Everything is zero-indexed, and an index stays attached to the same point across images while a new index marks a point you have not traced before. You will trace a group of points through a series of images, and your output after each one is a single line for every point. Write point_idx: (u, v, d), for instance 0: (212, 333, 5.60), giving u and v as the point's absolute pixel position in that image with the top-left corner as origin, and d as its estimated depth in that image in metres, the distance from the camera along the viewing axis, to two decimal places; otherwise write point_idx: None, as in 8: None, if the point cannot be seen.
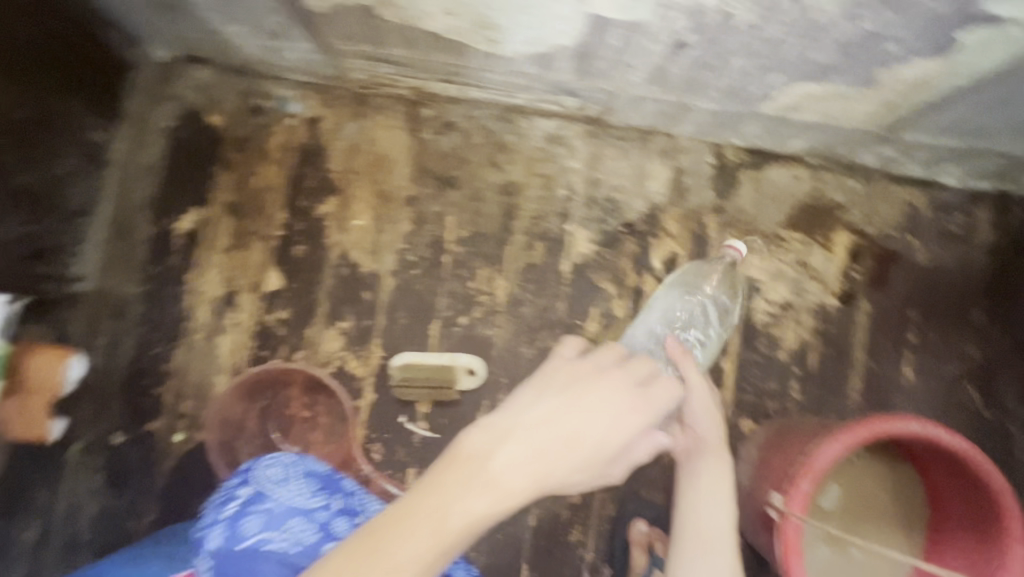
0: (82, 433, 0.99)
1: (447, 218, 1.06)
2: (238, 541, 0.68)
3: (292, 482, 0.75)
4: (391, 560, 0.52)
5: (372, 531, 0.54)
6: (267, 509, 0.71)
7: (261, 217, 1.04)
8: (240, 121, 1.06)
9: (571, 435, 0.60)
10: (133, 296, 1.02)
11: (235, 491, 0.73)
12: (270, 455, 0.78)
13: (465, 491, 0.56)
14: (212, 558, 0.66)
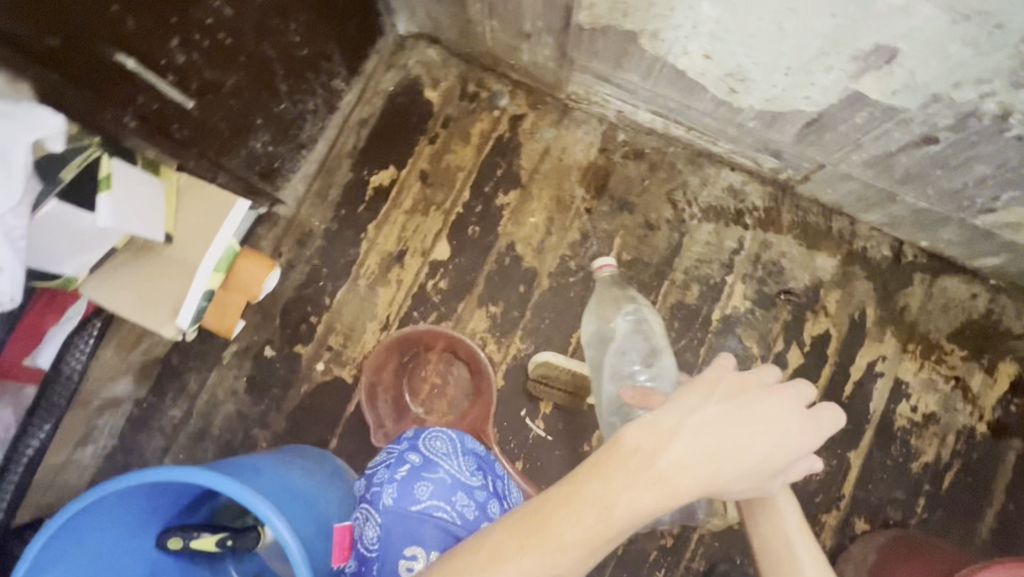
0: (241, 338, 1.08)
1: (615, 239, 1.10)
2: (411, 501, 0.78)
3: (456, 459, 0.82)
4: (555, 541, 0.51)
5: (530, 509, 0.54)
6: (436, 478, 0.79)
7: (447, 191, 1.12)
8: (452, 101, 1.15)
9: (742, 445, 0.55)
10: (317, 230, 1.11)
11: (406, 455, 0.81)
12: (436, 428, 0.84)
13: (630, 484, 0.52)
14: (388, 514, 0.77)
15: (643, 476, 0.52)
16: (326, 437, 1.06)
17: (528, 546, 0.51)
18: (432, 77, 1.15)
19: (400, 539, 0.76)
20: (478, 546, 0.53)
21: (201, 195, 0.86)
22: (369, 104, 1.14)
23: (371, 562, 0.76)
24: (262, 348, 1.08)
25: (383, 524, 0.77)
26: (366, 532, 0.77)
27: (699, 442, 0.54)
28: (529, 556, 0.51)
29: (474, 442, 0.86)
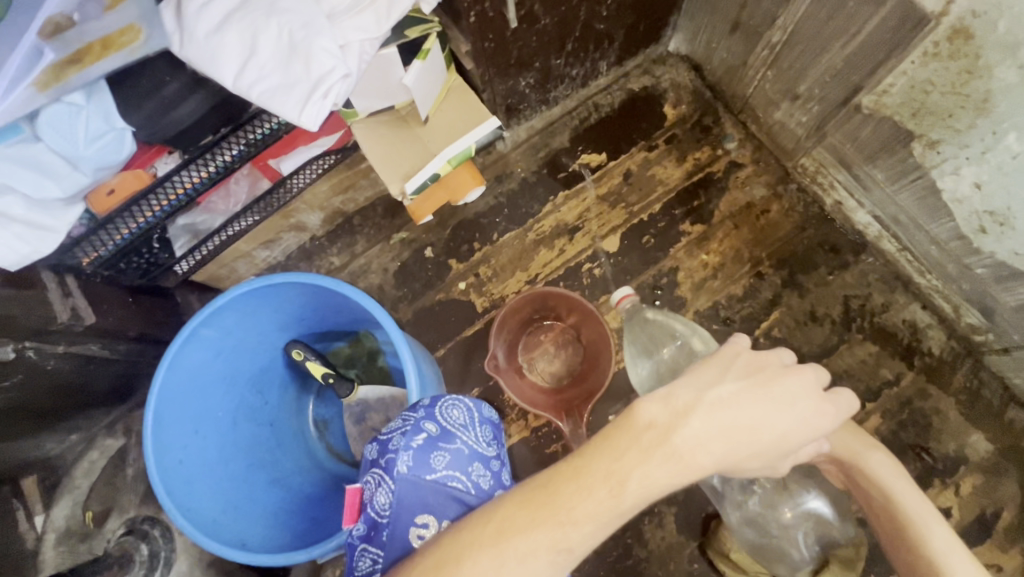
0: (412, 229, 1.20)
1: (774, 312, 1.10)
2: (426, 471, 0.68)
3: (474, 429, 0.73)
4: (565, 517, 0.51)
5: (536, 483, 0.53)
6: (454, 449, 0.70)
7: (641, 196, 1.18)
8: (684, 123, 1.21)
9: (755, 425, 0.53)
10: (516, 175, 1.21)
11: (421, 421, 0.70)
12: (455, 394, 0.74)
13: (642, 457, 0.51)
14: (402, 482, 0.67)
15: (656, 450, 0.51)
16: (436, 344, 1.15)
17: (538, 524, 0.51)
18: (677, 96, 1.22)
19: (413, 506, 0.66)
20: (481, 518, 0.53)
21: (464, 100, 0.98)
22: (612, 94, 1.23)
23: (380, 528, 0.67)
24: (424, 247, 1.19)
25: (399, 492, 0.67)
26: (378, 498, 0.68)
27: (709, 421, 0.52)
28: (534, 527, 0.51)
29: (490, 412, 0.78)
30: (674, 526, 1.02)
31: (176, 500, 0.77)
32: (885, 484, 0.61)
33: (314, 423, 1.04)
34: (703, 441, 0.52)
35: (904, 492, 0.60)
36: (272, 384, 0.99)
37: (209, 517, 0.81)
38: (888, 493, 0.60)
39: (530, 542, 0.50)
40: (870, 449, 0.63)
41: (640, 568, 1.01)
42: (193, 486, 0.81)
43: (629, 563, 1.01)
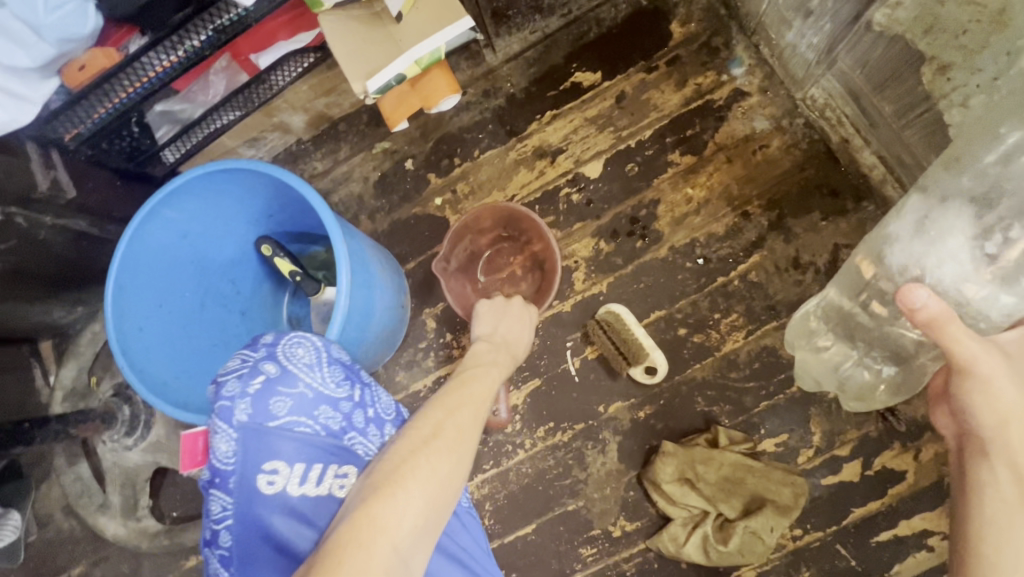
0: (394, 141, 1.19)
1: (754, 254, 1.04)
2: (269, 417, 0.69)
3: (320, 369, 0.72)
4: (487, 385, 0.77)
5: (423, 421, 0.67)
6: (296, 393, 0.70)
7: (632, 121, 1.11)
8: (690, 43, 1.11)
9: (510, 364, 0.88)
10: (503, 90, 1.16)
11: (259, 365, 0.71)
12: (300, 334, 0.74)
13: (501, 353, 0.88)
14: (244, 431, 0.68)
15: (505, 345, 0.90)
16: (407, 258, 1.16)
17: (478, 390, 0.75)
18: (687, 12, 1.11)
19: (258, 454, 0.68)
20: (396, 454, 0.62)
21: None
22: (616, 7, 1.13)
23: (226, 475, 0.69)
24: (405, 159, 1.18)
25: (241, 441, 0.69)
26: (219, 448, 0.69)
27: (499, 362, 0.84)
28: (449, 444, 0.64)
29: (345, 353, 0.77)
30: (615, 453, 1.03)
31: (130, 361, 0.84)
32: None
33: (288, 319, 1.09)
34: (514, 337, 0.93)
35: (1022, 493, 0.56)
36: (245, 276, 1.03)
37: (159, 380, 0.87)
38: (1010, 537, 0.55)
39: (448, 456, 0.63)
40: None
41: (577, 487, 1.04)
42: (152, 352, 0.88)
43: (567, 482, 1.04)
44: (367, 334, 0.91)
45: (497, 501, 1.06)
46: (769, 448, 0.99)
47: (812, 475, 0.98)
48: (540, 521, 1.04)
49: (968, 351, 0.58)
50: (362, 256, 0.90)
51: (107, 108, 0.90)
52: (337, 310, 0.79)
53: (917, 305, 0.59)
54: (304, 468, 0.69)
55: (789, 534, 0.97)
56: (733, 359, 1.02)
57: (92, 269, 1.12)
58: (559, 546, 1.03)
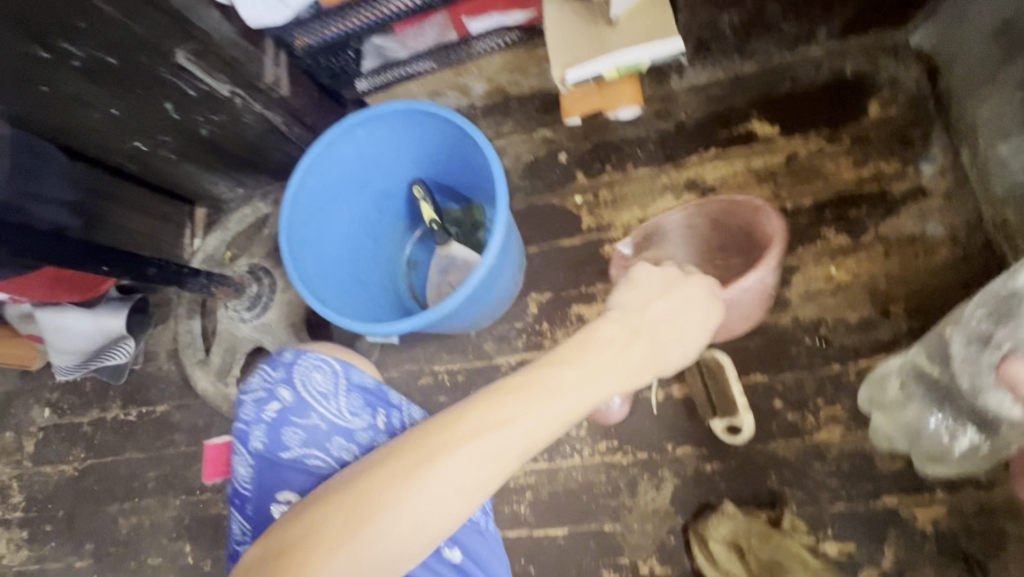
0: (556, 131, 1.24)
1: (882, 355, 0.99)
2: (281, 448, 0.72)
3: (335, 400, 0.74)
4: (556, 391, 0.62)
5: (438, 436, 0.58)
6: (308, 425, 0.73)
7: (795, 184, 1.09)
8: (884, 125, 1.07)
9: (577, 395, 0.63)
10: (676, 116, 1.17)
11: (274, 391, 0.75)
12: (319, 356, 0.76)
13: (621, 351, 0.68)
14: (259, 459, 0.73)
15: (633, 343, 0.69)
16: (532, 241, 1.21)
17: (559, 395, 0.62)
18: (891, 95, 1.08)
19: (274, 485, 0.72)
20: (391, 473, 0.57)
21: (657, 16, 0.96)
22: (819, 69, 1.11)
23: (245, 500, 0.74)
24: (560, 151, 1.23)
25: (257, 468, 0.73)
26: (238, 470, 0.75)
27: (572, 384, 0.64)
28: (441, 484, 0.57)
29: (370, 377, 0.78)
30: (670, 496, 1.02)
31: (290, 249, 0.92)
32: None
33: (406, 260, 1.17)
34: (657, 334, 0.72)
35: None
36: (390, 209, 1.12)
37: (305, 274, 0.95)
38: None
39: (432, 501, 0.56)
40: None
41: (619, 512, 1.04)
42: (305, 249, 0.96)
43: (612, 503, 1.05)
44: (488, 297, 0.96)
45: (539, 494, 1.08)
46: (831, 552, 0.95)
47: None
48: (573, 529, 1.06)
49: None
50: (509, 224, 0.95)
51: (336, 29, 1.02)
52: (482, 263, 0.84)
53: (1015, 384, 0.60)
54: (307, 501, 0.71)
55: None
56: (822, 450, 0.98)
57: (265, 160, 1.26)
58: (583, 558, 1.04)
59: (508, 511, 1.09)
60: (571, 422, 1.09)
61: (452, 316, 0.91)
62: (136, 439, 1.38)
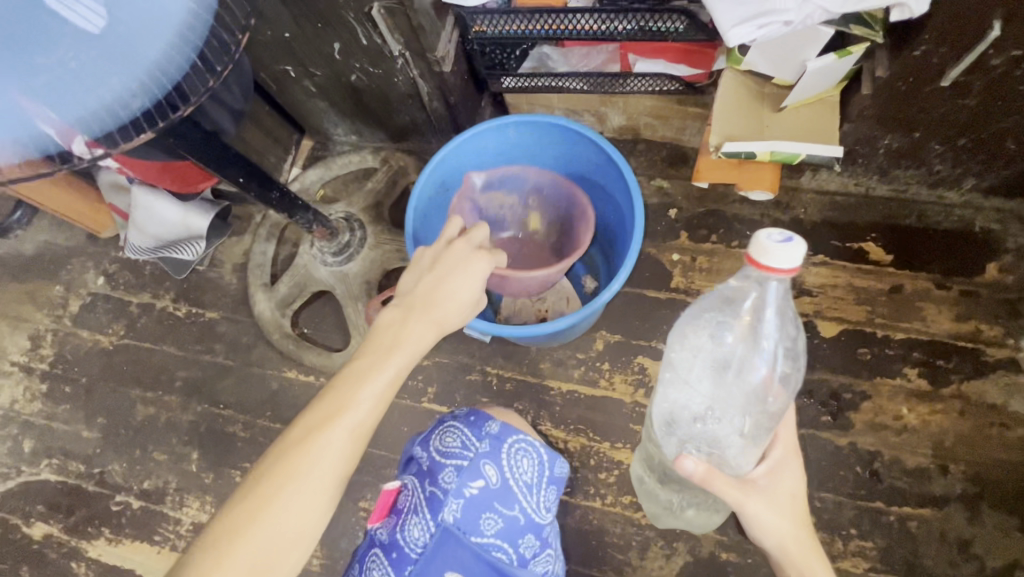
0: (674, 186, 1.25)
1: (927, 508, 0.99)
2: (476, 530, 0.69)
3: (535, 494, 0.73)
4: (400, 339, 0.69)
5: (293, 440, 0.63)
6: (509, 515, 0.71)
7: (892, 315, 1.10)
8: (996, 289, 1.08)
9: (411, 344, 0.69)
10: (795, 211, 1.18)
11: (484, 467, 0.70)
12: (527, 442, 0.74)
13: (451, 287, 0.71)
14: (449, 532, 0.68)
15: (457, 276, 0.72)
16: None
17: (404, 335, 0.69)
18: (1014, 263, 1.08)
19: (446, 560, 0.68)
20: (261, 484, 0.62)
21: (825, 118, 0.98)
22: (951, 214, 1.12)
23: (405, 559, 0.69)
24: (673, 205, 1.24)
25: (437, 538, 0.68)
26: (411, 531, 0.69)
27: (399, 351, 0.68)
28: (306, 473, 0.62)
29: (560, 467, 0.77)
30: (677, 569, 1.03)
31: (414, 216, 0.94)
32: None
33: None
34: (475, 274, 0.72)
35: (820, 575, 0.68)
36: None
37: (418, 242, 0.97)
38: None
39: (309, 481, 0.62)
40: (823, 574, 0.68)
41: (622, 567, 1.05)
42: (424, 220, 0.99)
43: (618, 556, 1.05)
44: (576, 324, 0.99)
45: None
46: None
47: None
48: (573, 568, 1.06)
49: (732, 497, 0.69)
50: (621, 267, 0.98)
51: (516, 28, 1.04)
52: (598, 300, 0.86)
53: (690, 471, 0.69)
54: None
55: None
56: None
57: (393, 120, 1.29)
58: None
59: None
60: (603, 466, 1.11)
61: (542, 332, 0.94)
62: (176, 335, 1.40)
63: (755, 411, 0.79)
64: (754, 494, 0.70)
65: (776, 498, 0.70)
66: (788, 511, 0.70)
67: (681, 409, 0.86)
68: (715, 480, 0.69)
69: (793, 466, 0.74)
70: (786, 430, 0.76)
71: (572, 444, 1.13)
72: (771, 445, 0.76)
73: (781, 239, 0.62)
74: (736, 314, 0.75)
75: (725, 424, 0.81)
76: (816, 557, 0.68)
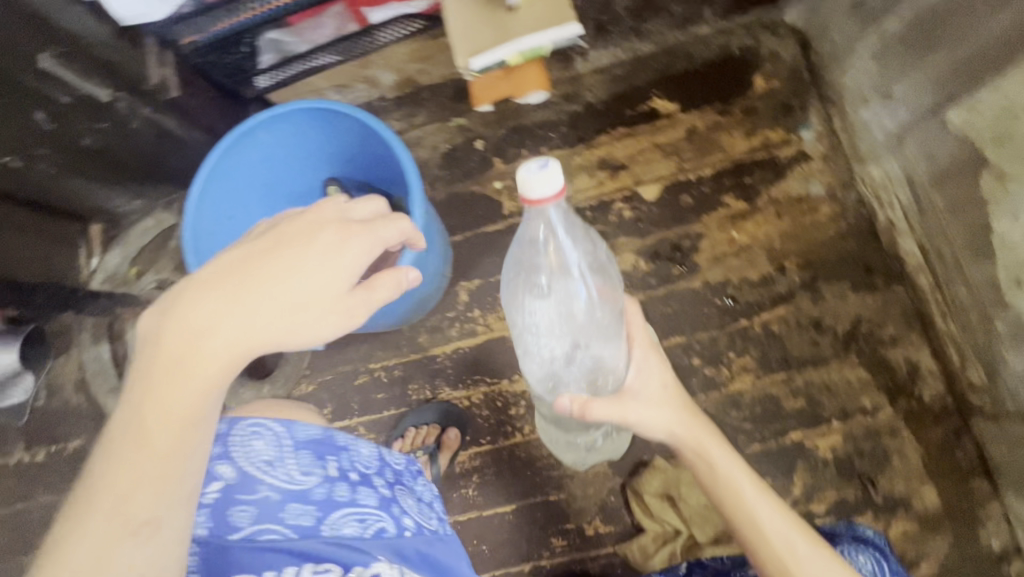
0: (470, 119, 1.25)
1: (780, 306, 1.09)
2: (230, 531, 0.57)
3: (285, 460, 0.63)
4: (255, 291, 0.51)
5: (132, 409, 0.49)
6: (259, 497, 0.59)
7: (696, 156, 1.17)
8: (769, 97, 1.16)
9: (302, 279, 0.53)
10: (583, 97, 1.22)
11: (212, 469, 0.61)
12: (257, 421, 0.66)
13: (322, 231, 0.55)
14: (203, 551, 0.57)
15: (331, 225, 0.55)
16: (456, 230, 1.22)
17: (251, 274, 0.52)
18: (774, 67, 1.17)
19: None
20: (119, 452, 0.48)
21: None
22: (710, 46, 1.19)
23: None
24: (476, 137, 1.24)
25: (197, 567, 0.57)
26: None
27: (200, 317, 0.50)
28: (183, 443, 0.49)
29: (336, 433, 0.68)
30: (607, 459, 1.09)
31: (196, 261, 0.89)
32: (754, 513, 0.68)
33: None
34: (356, 210, 0.59)
35: (726, 464, 0.71)
36: (306, 210, 1.07)
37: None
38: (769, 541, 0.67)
39: (187, 452, 0.49)
40: (760, 498, 0.69)
41: (562, 481, 1.09)
42: (214, 260, 0.92)
43: (555, 473, 1.10)
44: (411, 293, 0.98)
45: (485, 476, 1.12)
46: None
47: None
48: (521, 503, 1.10)
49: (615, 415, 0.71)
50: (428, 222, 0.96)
51: (226, 25, 0.95)
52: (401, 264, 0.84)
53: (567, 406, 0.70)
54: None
55: None
56: (737, 399, 1.07)
57: (163, 168, 1.18)
58: (533, 530, 1.09)
59: (456, 497, 1.12)
60: (510, 401, 1.13)
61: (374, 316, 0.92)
62: (47, 481, 1.26)
63: (603, 322, 0.77)
64: (631, 401, 0.72)
65: (653, 399, 0.73)
66: (676, 410, 0.73)
67: (550, 360, 0.81)
68: (595, 404, 0.69)
69: (654, 355, 0.76)
70: (637, 323, 0.77)
71: (475, 397, 1.15)
72: (627, 349, 0.77)
73: (538, 168, 0.59)
74: (537, 245, 0.73)
75: (597, 352, 0.78)
76: (699, 423, 0.73)
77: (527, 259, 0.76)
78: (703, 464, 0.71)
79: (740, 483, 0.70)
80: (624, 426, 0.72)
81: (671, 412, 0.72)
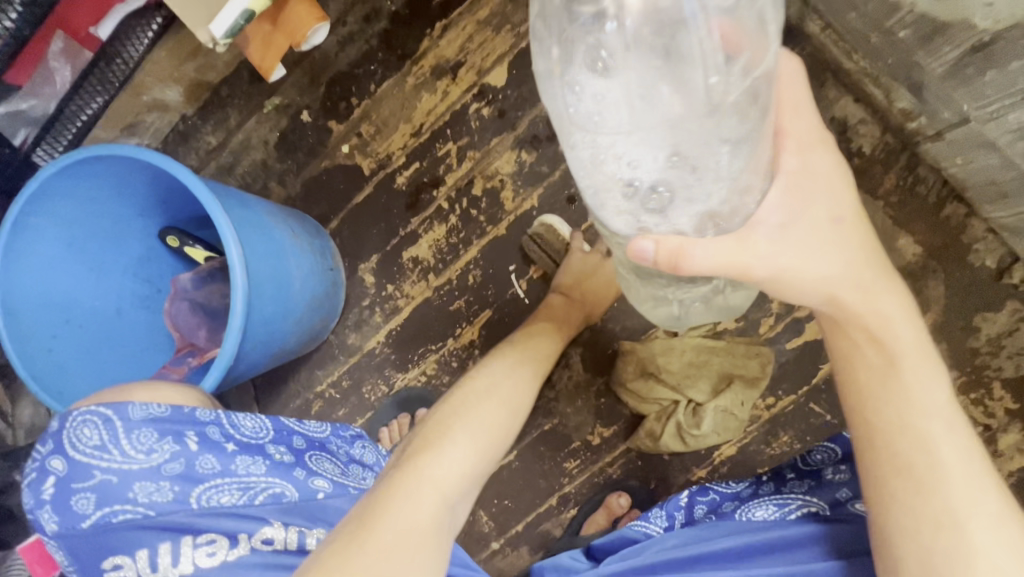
0: (284, 94, 1.09)
1: None
2: (78, 518, 0.58)
3: (115, 449, 0.59)
4: (434, 460, 0.60)
5: (390, 494, 0.53)
6: (96, 484, 0.59)
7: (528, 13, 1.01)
8: None
9: (497, 411, 0.70)
10: (384, 9, 1.05)
11: (49, 464, 0.60)
12: (81, 410, 0.60)
13: (466, 412, 0.68)
14: (64, 536, 0.59)
15: (476, 405, 0.70)
16: (329, 216, 1.10)
17: (445, 438, 0.63)
18: None
19: (93, 556, 0.59)
20: (356, 514, 0.51)
21: None
22: None
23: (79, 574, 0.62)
24: (301, 111, 1.09)
25: (65, 546, 0.60)
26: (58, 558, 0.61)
27: (446, 464, 0.60)
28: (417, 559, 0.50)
29: (197, 410, 0.64)
30: (581, 365, 1.01)
31: (43, 386, 0.78)
32: (914, 394, 0.54)
33: None
34: (486, 403, 0.70)
35: (907, 337, 0.55)
36: (161, 272, 0.92)
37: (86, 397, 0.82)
38: (930, 460, 0.53)
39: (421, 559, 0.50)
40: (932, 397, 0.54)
41: (549, 406, 1.02)
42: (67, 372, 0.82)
43: (538, 403, 1.03)
44: (287, 308, 0.84)
45: None
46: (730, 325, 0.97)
47: (777, 341, 0.95)
48: (519, 447, 1.03)
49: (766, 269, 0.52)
50: (265, 225, 0.81)
51: None
52: (235, 286, 0.70)
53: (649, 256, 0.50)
54: (150, 553, 0.58)
55: (763, 404, 0.96)
56: None
57: None
58: (543, 466, 1.03)
59: None
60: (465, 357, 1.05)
61: (249, 352, 0.79)
62: None
63: (728, 103, 0.46)
64: (755, 244, 0.52)
65: (806, 239, 0.53)
66: (857, 253, 0.54)
67: (617, 181, 0.47)
68: (691, 247, 0.49)
69: (828, 186, 0.54)
70: (795, 118, 0.55)
71: (430, 368, 1.06)
72: (774, 146, 0.54)
73: None
74: None
75: (701, 158, 0.47)
76: (873, 274, 0.55)
77: (562, 13, 0.46)
78: (840, 334, 0.58)
79: (913, 360, 0.55)
80: (745, 278, 0.53)
81: (825, 233, 0.53)
